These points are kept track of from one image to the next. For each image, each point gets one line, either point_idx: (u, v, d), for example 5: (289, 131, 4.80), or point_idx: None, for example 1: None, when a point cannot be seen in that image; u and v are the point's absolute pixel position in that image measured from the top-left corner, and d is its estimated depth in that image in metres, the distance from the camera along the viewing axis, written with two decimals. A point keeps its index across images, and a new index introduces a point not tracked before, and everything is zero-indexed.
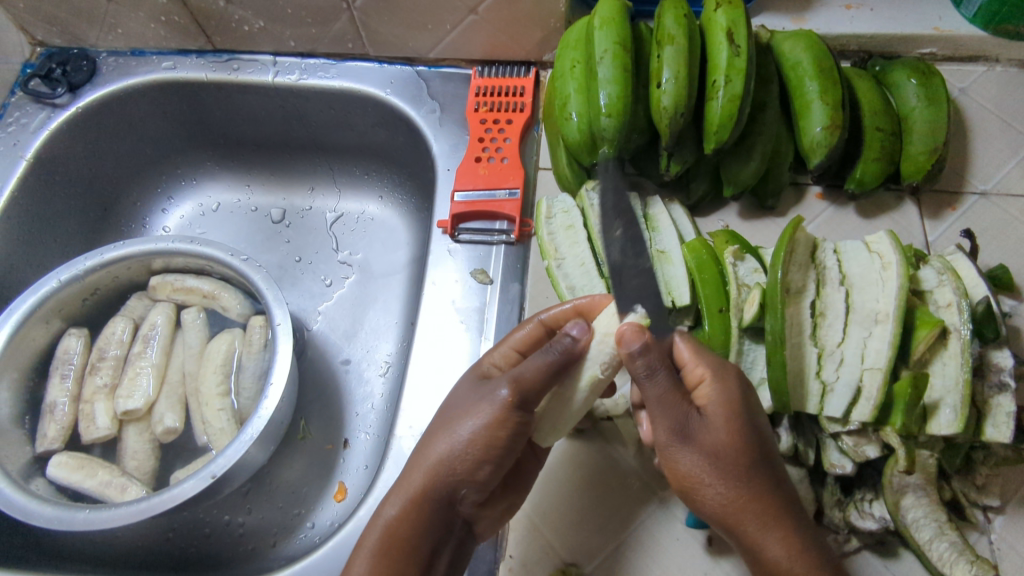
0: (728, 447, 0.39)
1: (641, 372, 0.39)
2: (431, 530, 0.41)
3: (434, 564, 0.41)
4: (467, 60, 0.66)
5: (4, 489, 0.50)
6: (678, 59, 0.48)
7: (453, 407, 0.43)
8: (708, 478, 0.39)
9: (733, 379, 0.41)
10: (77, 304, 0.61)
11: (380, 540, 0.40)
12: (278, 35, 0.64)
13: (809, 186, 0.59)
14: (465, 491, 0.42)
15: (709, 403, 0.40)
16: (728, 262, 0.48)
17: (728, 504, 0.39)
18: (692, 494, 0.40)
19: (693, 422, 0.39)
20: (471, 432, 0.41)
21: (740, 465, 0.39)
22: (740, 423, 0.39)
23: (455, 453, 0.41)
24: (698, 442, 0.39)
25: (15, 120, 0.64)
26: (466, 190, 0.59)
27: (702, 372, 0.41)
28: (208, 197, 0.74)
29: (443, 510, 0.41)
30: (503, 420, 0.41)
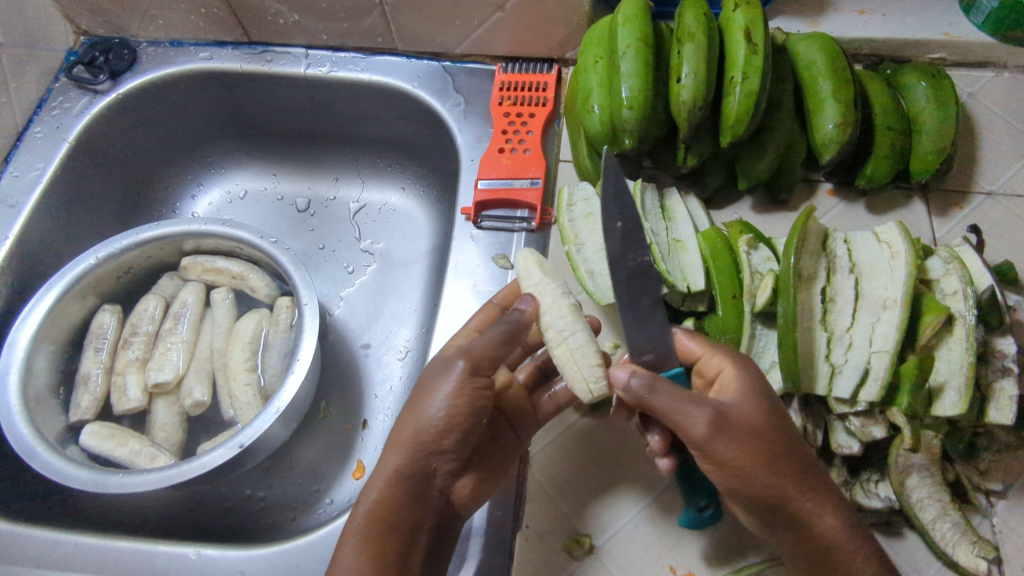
0: (767, 429, 0.40)
1: (643, 387, 0.39)
2: (409, 505, 0.42)
3: (416, 538, 0.42)
4: (492, 57, 0.68)
5: (41, 452, 0.52)
6: (697, 55, 0.50)
7: (421, 387, 0.44)
8: (755, 464, 0.39)
9: (746, 364, 0.42)
10: (112, 281, 0.63)
11: (363, 520, 0.41)
12: (311, 28, 0.67)
13: (820, 182, 0.61)
14: (438, 463, 0.43)
15: (736, 388, 0.41)
16: (743, 250, 0.50)
17: (777, 487, 0.40)
18: (740, 483, 0.40)
19: (726, 408, 0.39)
20: (438, 406, 0.42)
21: (779, 445, 0.40)
22: (768, 403, 0.40)
23: (426, 427, 0.42)
24: (738, 428, 0.39)
25: (58, 105, 0.67)
26: (490, 179, 0.61)
27: (718, 362, 0.42)
28: (236, 185, 0.77)
29: (419, 486, 0.43)
30: (463, 389, 0.43)
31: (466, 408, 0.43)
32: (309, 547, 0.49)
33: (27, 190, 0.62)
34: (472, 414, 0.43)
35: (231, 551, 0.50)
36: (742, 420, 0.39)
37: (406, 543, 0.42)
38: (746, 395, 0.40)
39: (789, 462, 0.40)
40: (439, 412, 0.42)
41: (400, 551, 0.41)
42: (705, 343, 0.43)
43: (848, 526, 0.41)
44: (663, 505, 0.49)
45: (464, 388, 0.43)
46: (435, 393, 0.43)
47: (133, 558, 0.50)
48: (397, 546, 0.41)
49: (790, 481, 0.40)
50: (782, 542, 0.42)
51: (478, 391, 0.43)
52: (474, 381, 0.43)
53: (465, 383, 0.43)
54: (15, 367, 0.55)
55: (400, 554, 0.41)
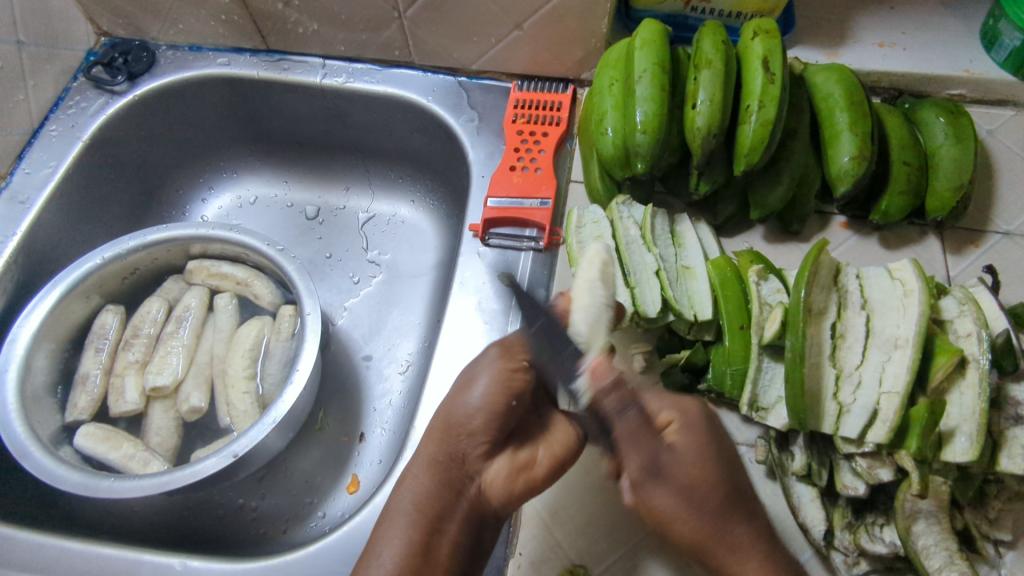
0: (703, 484, 0.40)
1: (613, 408, 0.41)
2: (439, 491, 0.44)
3: (443, 528, 0.43)
4: (508, 74, 0.68)
5: (33, 453, 0.51)
6: (714, 83, 0.50)
7: (465, 374, 0.47)
8: (681, 513, 0.40)
9: (698, 421, 0.42)
10: (117, 282, 0.63)
11: (396, 509, 0.44)
12: (330, 39, 0.67)
13: (833, 215, 0.60)
14: (469, 448, 0.45)
15: (679, 439, 0.41)
16: (752, 281, 0.49)
17: (701, 542, 0.40)
18: (666, 528, 0.41)
19: (663, 459, 0.40)
20: (474, 391, 0.45)
21: (713, 502, 0.40)
22: (710, 459, 0.40)
23: (459, 410, 0.45)
24: (669, 480, 0.40)
25: (75, 104, 0.67)
26: (500, 197, 0.60)
27: (670, 414, 0.42)
28: (247, 190, 0.77)
29: (451, 470, 0.44)
30: (498, 370, 0.45)
31: (498, 389, 0.44)
32: (298, 563, 0.48)
33: (38, 186, 0.63)
34: (504, 396, 0.44)
35: (217, 562, 0.49)
36: (677, 472, 0.40)
37: (433, 530, 0.43)
38: (689, 450, 0.40)
39: (723, 518, 0.40)
40: (472, 395, 0.45)
41: (423, 540, 0.42)
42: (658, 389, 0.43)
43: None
44: (659, 539, 0.48)
45: (494, 370, 0.45)
46: (474, 380, 0.45)
47: (119, 565, 0.49)
48: (421, 534, 0.42)
49: (717, 537, 0.39)
50: None
51: (510, 372, 0.45)
52: (508, 363, 0.45)
53: (497, 364, 0.45)
54: (15, 364, 0.54)
55: (426, 541, 0.42)
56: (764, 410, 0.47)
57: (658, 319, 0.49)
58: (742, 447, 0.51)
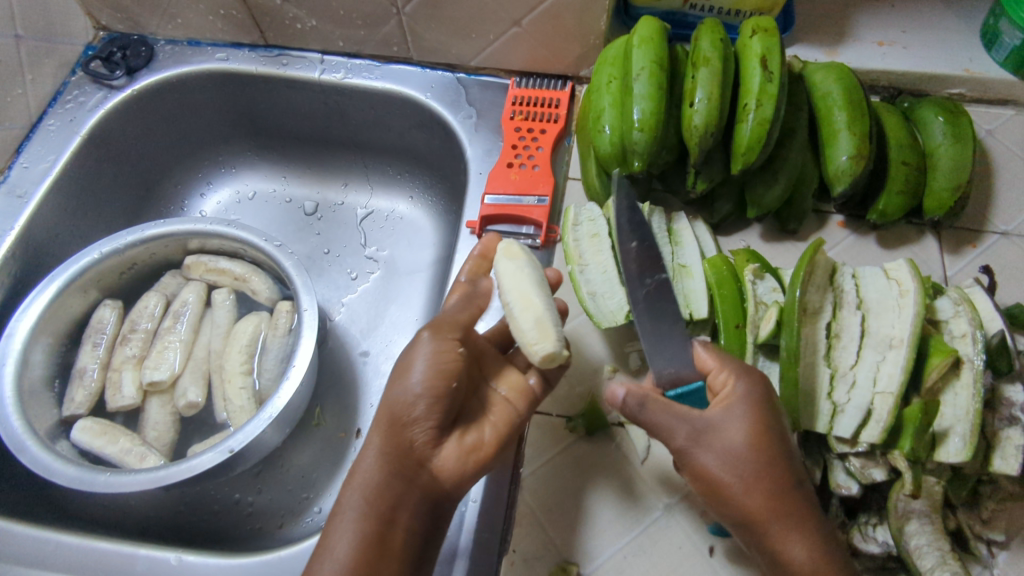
0: (749, 450, 0.40)
1: (633, 407, 0.42)
2: (390, 481, 0.42)
3: (396, 517, 0.42)
4: (507, 71, 0.68)
5: (31, 447, 0.51)
6: (711, 81, 0.50)
7: (402, 359, 0.45)
8: (730, 479, 0.40)
9: (759, 386, 0.41)
10: (114, 277, 0.63)
11: (345, 504, 0.42)
12: (328, 34, 0.66)
13: (831, 214, 0.60)
14: (416, 435, 0.43)
15: (731, 403, 0.41)
16: (748, 280, 0.50)
17: (750, 511, 0.39)
18: (719, 498, 0.40)
19: (707, 424, 0.41)
20: (414, 374, 0.43)
21: (762, 467, 0.40)
22: (762, 425, 0.40)
23: (400, 397, 0.43)
24: (717, 444, 0.40)
25: (73, 99, 0.67)
26: (497, 193, 0.60)
27: (725, 377, 0.42)
28: (245, 185, 0.77)
29: (400, 460, 0.43)
30: (434, 351, 0.44)
31: (436, 371, 0.43)
32: (292, 559, 0.48)
33: (36, 180, 0.62)
34: (443, 377, 0.43)
35: (212, 558, 0.49)
36: (722, 436, 0.40)
37: (384, 521, 0.42)
38: (739, 412, 0.41)
39: (770, 484, 0.39)
40: (413, 379, 0.43)
41: (377, 532, 0.41)
42: (716, 356, 0.43)
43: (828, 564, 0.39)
44: (653, 538, 0.48)
45: (430, 353, 0.44)
46: (412, 364, 0.44)
47: (114, 559, 0.49)
48: (374, 527, 0.41)
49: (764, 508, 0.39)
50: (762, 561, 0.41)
51: (446, 353, 0.44)
52: (443, 344, 0.45)
53: (432, 347, 0.44)
54: (11, 358, 0.55)
55: (378, 534, 0.41)
56: None
57: None
58: None
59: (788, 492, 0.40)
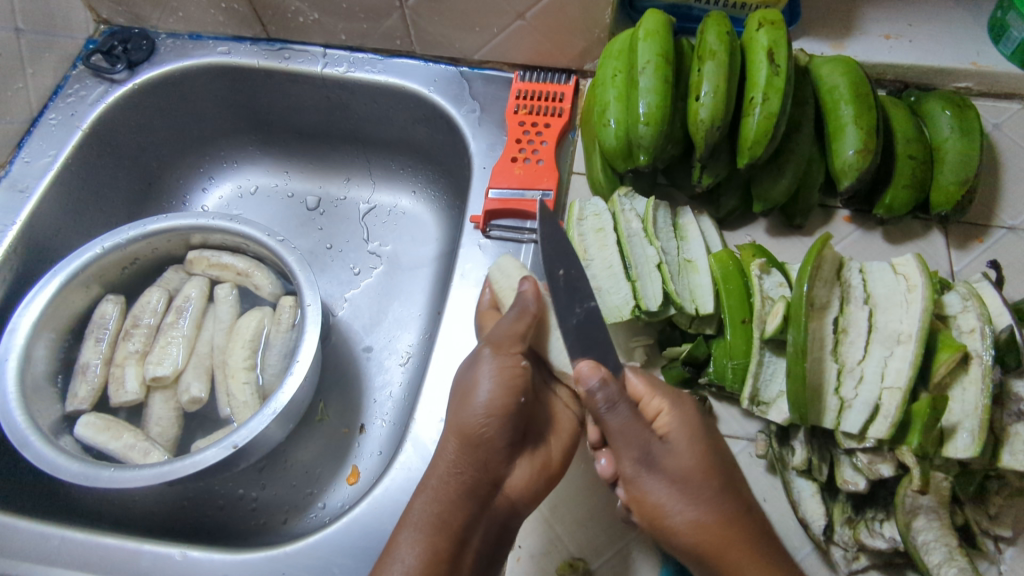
0: (701, 474, 0.42)
1: (603, 406, 0.41)
2: (462, 502, 0.43)
3: (469, 536, 0.43)
4: (510, 65, 0.67)
5: (34, 443, 0.51)
6: (717, 75, 0.50)
7: (465, 374, 0.45)
8: (675, 506, 0.42)
9: (691, 409, 0.44)
10: (117, 272, 0.62)
11: (415, 522, 0.43)
12: (330, 28, 0.66)
13: (837, 209, 0.59)
14: (487, 455, 0.44)
15: (677, 430, 0.42)
16: (755, 275, 0.49)
17: (700, 539, 0.41)
18: (661, 527, 0.42)
19: (657, 451, 0.42)
20: (483, 395, 0.43)
21: (710, 489, 0.42)
22: (706, 447, 0.42)
23: (470, 418, 0.43)
24: (664, 471, 0.42)
25: (74, 93, 0.66)
26: (501, 188, 0.60)
27: (658, 405, 0.43)
28: (247, 180, 0.77)
29: (472, 481, 0.44)
30: (499, 368, 0.44)
31: (505, 389, 0.44)
32: (297, 555, 0.48)
33: (38, 175, 0.62)
34: (513, 396, 0.44)
35: (218, 553, 0.48)
36: (673, 463, 0.42)
37: (458, 541, 0.43)
38: (678, 439, 0.42)
39: (715, 507, 0.42)
40: (483, 401, 0.43)
41: (451, 550, 0.42)
42: (647, 384, 0.43)
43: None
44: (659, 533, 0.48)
45: (499, 371, 0.44)
46: (479, 383, 0.44)
47: (118, 555, 0.49)
48: (448, 545, 0.42)
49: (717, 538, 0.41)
50: None
51: (511, 369, 0.44)
52: (510, 362, 0.44)
53: (498, 364, 0.44)
54: (14, 353, 0.54)
55: (452, 552, 0.42)
56: (765, 405, 0.47)
57: (659, 312, 0.49)
58: (742, 440, 0.50)
59: (740, 519, 0.42)
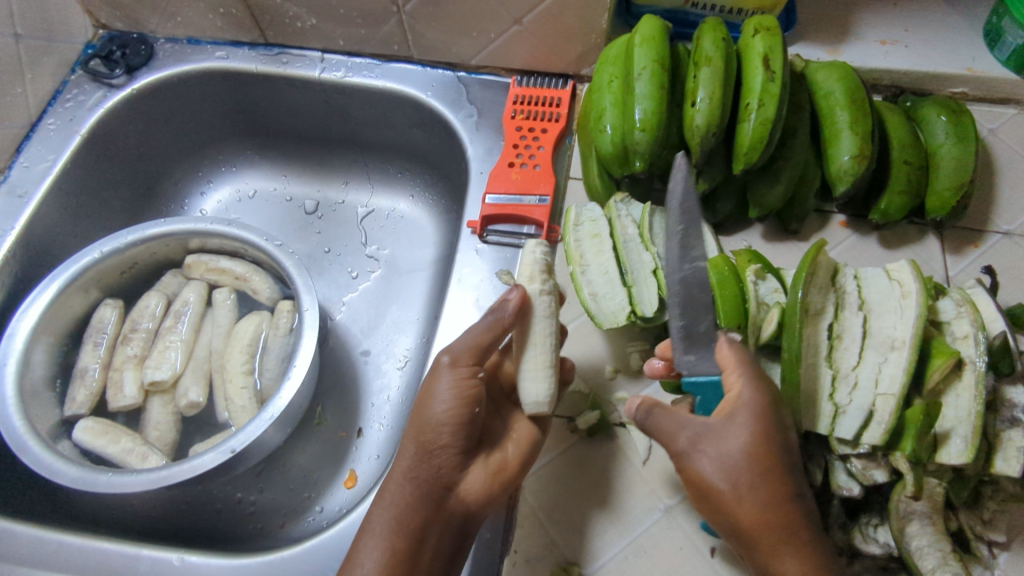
0: (754, 457, 0.40)
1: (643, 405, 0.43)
2: (419, 505, 0.43)
3: (426, 538, 0.43)
4: (507, 70, 0.68)
5: (32, 447, 0.51)
6: (713, 81, 0.50)
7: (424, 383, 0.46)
8: (722, 486, 0.40)
9: (769, 392, 0.41)
10: (115, 276, 0.63)
11: (374, 525, 0.43)
12: (328, 33, 0.66)
13: (833, 214, 0.60)
14: (441, 462, 0.45)
15: (738, 409, 0.41)
16: (750, 280, 0.50)
17: (740, 522, 0.40)
18: (709, 502, 0.41)
19: (710, 429, 0.41)
20: (437, 402, 0.44)
21: (760, 473, 0.40)
22: (768, 431, 0.40)
23: (425, 426, 0.44)
24: (716, 449, 0.40)
25: (73, 97, 0.66)
26: (498, 193, 0.60)
27: (735, 381, 0.42)
28: (245, 183, 0.77)
29: (429, 485, 0.44)
30: (455, 380, 0.44)
31: (459, 400, 0.44)
32: (294, 559, 0.48)
33: (37, 180, 0.62)
34: (466, 405, 0.44)
35: (215, 558, 0.48)
36: (724, 443, 0.40)
37: (416, 543, 0.43)
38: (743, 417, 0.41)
39: (762, 492, 0.39)
40: (437, 408, 0.44)
41: (408, 551, 0.42)
42: (736, 358, 0.43)
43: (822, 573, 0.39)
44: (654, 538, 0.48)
45: (452, 381, 0.44)
46: (433, 392, 0.45)
47: (115, 560, 0.49)
48: (405, 546, 0.42)
49: (758, 518, 0.39)
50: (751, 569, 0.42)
51: (467, 381, 0.45)
52: (465, 372, 0.45)
53: (453, 375, 0.45)
54: (13, 358, 0.55)
55: (410, 554, 0.42)
56: None
57: (655, 318, 0.49)
58: None
59: (789, 507, 0.40)
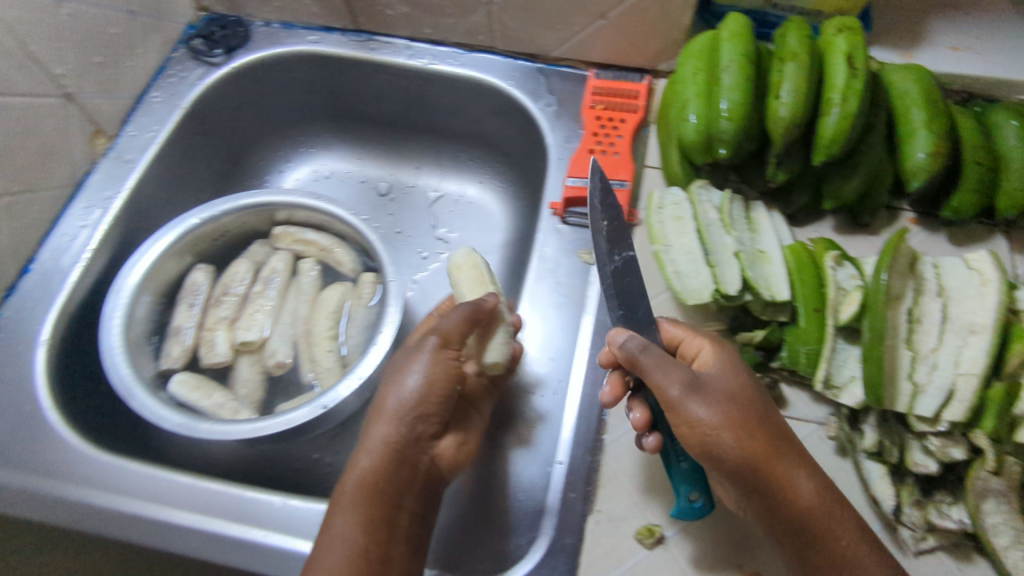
0: (742, 398, 0.44)
1: (637, 349, 0.45)
2: (396, 471, 0.45)
3: (403, 502, 0.45)
4: (585, 63, 0.70)
5: (139, 395, 0.55)
6: (798, 76, 0.53)
7: (402, 363, 0.49)
8: (726, 424, 0.42)
9: (732, 350, 0.47)
10: (208, 243, 0.66)
11: (353, 485, 0.45)
12: (417, 21, 0.69)
13: (902, 211, 0.61)
14: (422, 431, 0.47)
15: (714, 363, 0.46)
16: (829, 266, 0.52)
17: (750, 454, 0.42)
18: (714, 447, 0.42)
19: (701, 377, 0.44)
20: (415, 378, 0.47)
21: (755, 411, 0.43)
22: (746, 377, 0.45)
23: (404, 399, 0.47)
24: (711, 393, 0.43)
25: (175, 73, 0.70)
26: (579, 177, 0.62)
27: (699, 343, 0.48)
28: (322, 164, 0.80)
29: (409, 452, 0.46)
30: (438, 359, 0.48)
31: (440, 377, 0.47)
32: None
33: (142, 148, 0.66)
34: (447, 381, 0.47)
35: (314, 504, 0.51)
36: (717, 387, 0.44)
37: (393, 505, 0.45)
38: (719, 369, 0.45)
39: (759, 425, 0.43)
40: (415, 383, 0.47)
41: (385, 514, 0.44)
42: (688, 330, 0.49)
43: (826, 492, 0.43)
44: None
45: (433, 360, 0.47)
46: (411, 370, 0.47)
47: (222, 499, 0.51)
48: (382, 510, 0.44)
49: (762, 449, 0.42)
50: (758, 513, 0.43)
51: (450, 362, 0.48)
52: (447, 354, 0.48)
53: (437, 354, 0.48)
54: (119, 313, 0.58)
55: (387, 516, 0.44)
56: (837, 389, 0.50)
57: (737, 298, 0.51)
58: (812, 424, 0.51)
59: (782, 437, 0.43)
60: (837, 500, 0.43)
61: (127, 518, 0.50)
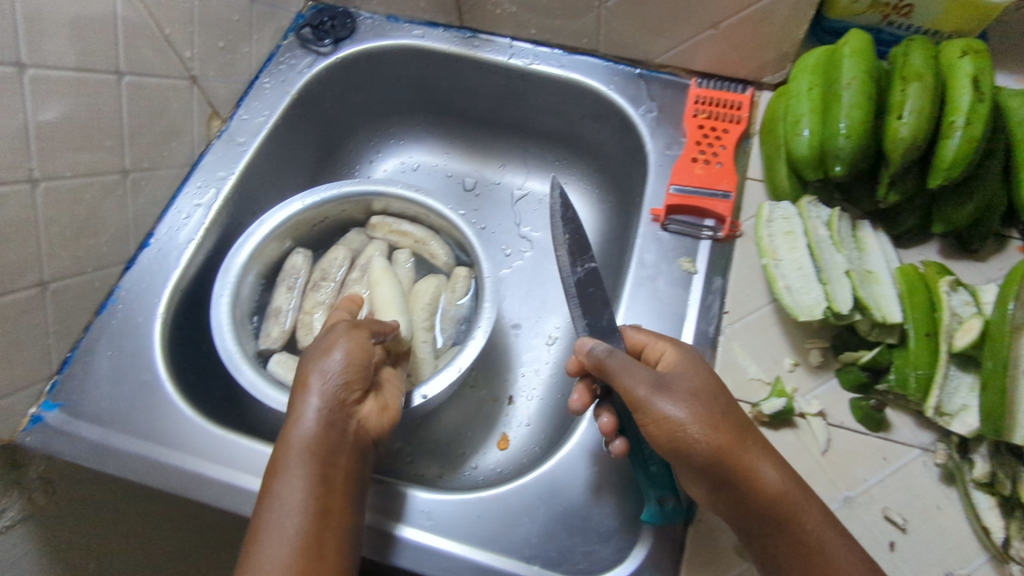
0: (702, 395, 0.45)
1: (603, 354, 0.47)
2: (329, 434, 0.46)
3: (336, 461, 0.46)
4: (687, 71, 0.70)
5: (246, 373, 0.56)
6: (922, 96, 0.52)
7: (318, 344, 0.49)
8: (691, 417, 0.43)
9: (688, 350, 0.49)
10: (308, 228, 0.68)
11: (291, 449, 0.45)
12: (523, 21, 0.70)
13: (1012, 239, 0.60)
14: (348, 398, 0.47)
15: (673, 364, 0.47)
16: (944, 291, 0.51)
17: (718, 445, 0.43)
18: (682, 446, 0.43)
19: (665, 377, 0.45)
20: (337, 355, 0.47)
21: (717, 406, 0.45)
22: (704, 375, 0.46)
23: (328, 371, 0.47)
24: (675, 391, 0.45)
25: (285, 61, 0.71)
26: (681, 184, 0.63)
27: (661, 347, 0.49)
28: (410, 156, 0.82)
29: (338, 419, 0.46)
30: (355, 339, 0.48)
31: (359, 352, 0.48)
32: (488, 501, 0.51)
33: (254, 132, 0.68)
34: (366, 355, 0.48)
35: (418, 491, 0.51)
36: (675, 385, 0.45)
37: (328, 466, 0.45)
38: (682, 369, 0.46)
39: (723, 418, 0.44)
40: (337, 358, 0.47)
41: (321, 473, 0.45)
42: (649, 335, 0.50)
43: (790, 477, 0.44)
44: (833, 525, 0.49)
45: (351, 342, 0.48)
46: (332, 350, 0.47)
47: None
48: (319, 470, 0.45)
49: (727, 439, 0.43)
50: (730, 505, 0.44)
51: (365, 343, 0.49)
52: (360, 334, 0.49)
53: (353, 334, 0.49)
54: (227, 291, 0.60)
55: (324, 476, 0.45)
56: (948, 416, 0.49)
57: (848, 317, 0.51)
58: (916, 449, 0.51)
59: (743, 429, 0.45)
60: (799, 482, 0.44)
61: (240, 493, 0.51)
